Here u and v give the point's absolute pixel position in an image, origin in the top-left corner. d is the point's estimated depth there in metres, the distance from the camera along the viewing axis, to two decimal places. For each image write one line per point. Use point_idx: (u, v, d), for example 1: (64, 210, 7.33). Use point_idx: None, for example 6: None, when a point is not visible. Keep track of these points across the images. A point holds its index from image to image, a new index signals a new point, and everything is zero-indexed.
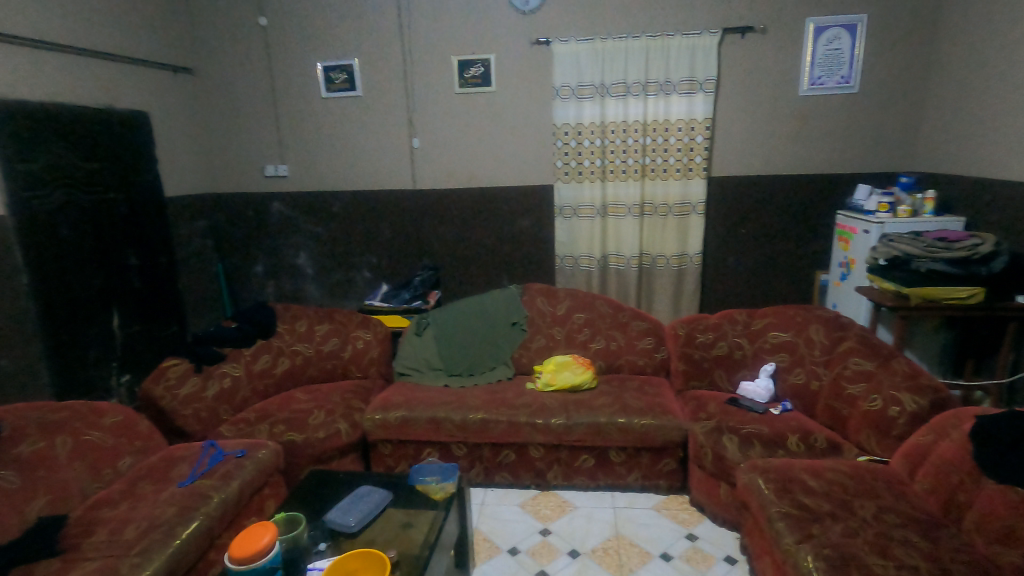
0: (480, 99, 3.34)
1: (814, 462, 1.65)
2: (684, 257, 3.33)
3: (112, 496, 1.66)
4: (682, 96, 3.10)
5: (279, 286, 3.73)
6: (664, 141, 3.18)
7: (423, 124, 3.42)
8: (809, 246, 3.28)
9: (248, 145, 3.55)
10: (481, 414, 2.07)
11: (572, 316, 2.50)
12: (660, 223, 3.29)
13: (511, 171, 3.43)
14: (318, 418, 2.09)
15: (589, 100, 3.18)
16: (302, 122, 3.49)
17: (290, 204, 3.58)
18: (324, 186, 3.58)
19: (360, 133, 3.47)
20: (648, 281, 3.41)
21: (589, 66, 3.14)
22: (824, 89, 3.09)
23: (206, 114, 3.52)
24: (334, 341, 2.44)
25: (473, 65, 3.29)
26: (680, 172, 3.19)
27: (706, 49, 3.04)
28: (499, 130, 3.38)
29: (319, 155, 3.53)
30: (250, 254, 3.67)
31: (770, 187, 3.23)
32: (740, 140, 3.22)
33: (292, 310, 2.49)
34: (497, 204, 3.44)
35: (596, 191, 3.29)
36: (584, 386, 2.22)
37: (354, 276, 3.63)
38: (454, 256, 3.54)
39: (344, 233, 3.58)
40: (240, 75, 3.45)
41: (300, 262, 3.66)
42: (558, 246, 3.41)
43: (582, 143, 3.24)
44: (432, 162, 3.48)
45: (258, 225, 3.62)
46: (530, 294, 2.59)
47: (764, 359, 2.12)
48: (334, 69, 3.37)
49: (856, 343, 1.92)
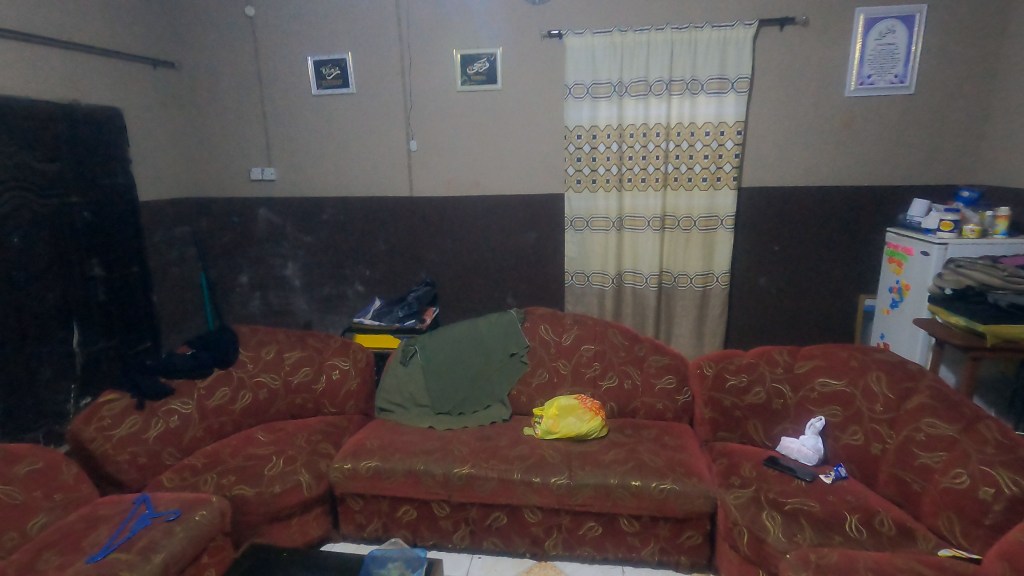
0: (484, 98, 3.02)
1: (884, 559, 1.28)
2: (709, 277, 2.97)
3: (7, 570, 1.35)
4: (711, 96, 2.76)
5: (265, 299, 3.45)
6: (689, 146, 2.83)
7: (421, 126, 3.11)
8: (852, 268, 2.91)
9: (233, 146, 3.27)
10: (467, 468, 1.74)
11: (579, 348, 2.16)
12: (683, 237, 2.94)
13: (517, 177, 3.10)
14: (276, 467, 1.78)
15: (606, 100, 2.85)
16: (291, 121, 3.19)
17: (277, 211, 3.29)
18: (315, 191, 3.30)
19: (354, 134, 3.18)
20: (668, 302, 3.06)
21: (606, 61, 2.80)
22: (874, 90, 2.72)
23: (188, 113, 3.25)
24: (306, 371, 2.12)
25: (477, 60, 2.97)
26: (707, 181, 2.85)
27: (739, 43, 2.69)
28: (505, 132, 3.05)
29: (309, 157, 3.24)
30: (235, 264, 3.40)
31: (808, 200, 2.87)
32: (775, 146, 2.86)
33: (260, 334, 2.18)
34: (502, 214, 3.12)
35: (612, 201, 2.95)
36: (591, 436, 1.87)
37: (345, 289, 3.34)
38: (454, 270, 3.23)
39: (335, 243, 3.29)
40: (225, 71, 3.17)
41: (288, 274, 3.37)
42: (568, 262, 3.07)
43: (597, 148, 2.91)
44: (431, 167, 3.17)
45: (243, 233, 3.35)
46: (532, 320, 2.26)
47: (810, 411, 1.75)
48: (326, 63, 3.08)
49: (928, 398, 1.54)
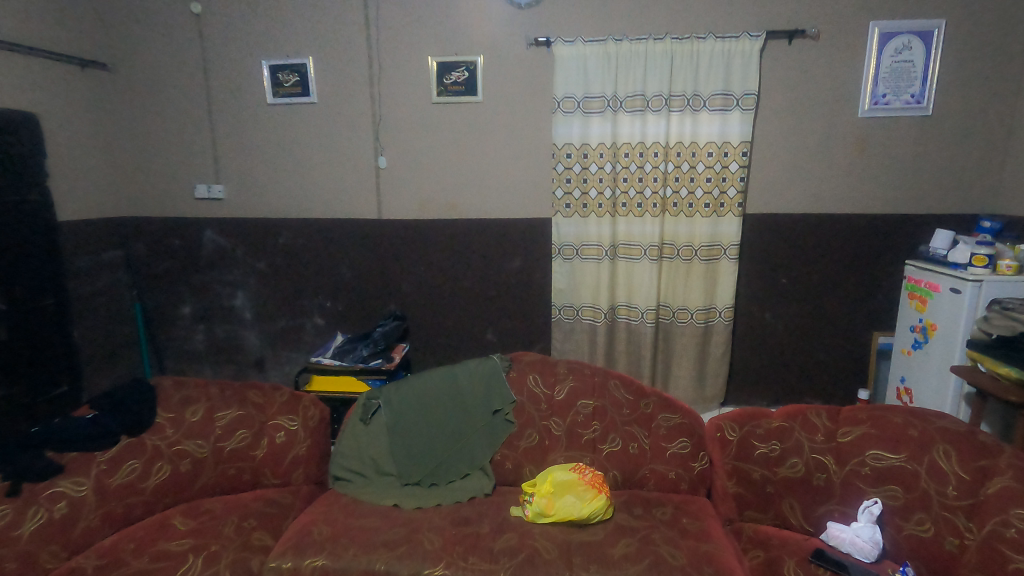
0: (463, 111, 2.71)
1: None
2: (712, 312, 2.69)
3: None
4: (714, 114, 2.50)
5: (210, 333, 3.04)
6: (689, 168, 2.57)
7: (392, 140, 2.77)
8: (864, 303, 2.66)
9: (175, 160, 2.88)
10: (440, 568, 1.37)
11: (575, 404, 1.83)
12: (683, 269, 2.65)
13: (499, 200, 2.78)
14: (192, 569, 1.38)
15: (599, 115, 2.57)
16: (243, 133, 2.82)
17: (225, 233, 2.90)
18: (270, 212, 2.92)
19: (314, 148, 2.82)
20: (665, 340, 2.76)
21: (599, 72, 2.53)
22: (889, 110, 2.50)
23: (122, 122, 2.85)
24: (243, 435, 1.74)
25: (455, 69, 2.66)
26: (709, 208, 2.57)
27: (745, 56, 2.45)
28: (486, 149, 2.74)
29: (264, 173, 2.86)
30: (176, 293, 2.99)
31: (819, 229, 2.61)
32: (782, 170, 2.61)
33: (186, 389, 1.78)
34: (481, 240, 2.79)
35: (604, 227, 2.65)
36: (595, 519, 1.52)
37: (303, 322, 2.97)
38: (428, 302, 2.88)
39: (293, 271, 2.91)
40: (166, 75, 2.78)
41: (238, 305, 2.99)
42: (556, 294, 2.76)
43: (588, 168, 2.62)
44: (402, 187, 2.82)
45: (186, 259, 2.95)
46: (519, 369, 1.92)
47: (859, 490, 1.43)
48: (283, 68, 2.73)
49: (1015, 481, 1.24)
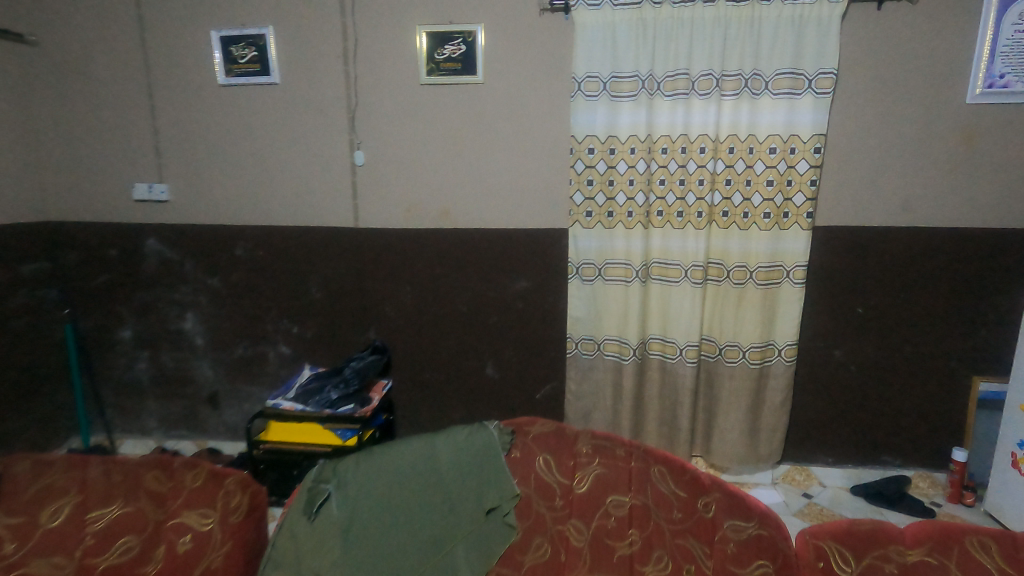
0: (460, 94, 2.17)
1: None
2: (769, 349, 2.14)
3: None
4: (778, 98, 1.95)
5: (156, 362, 2.53)
6: (745, 168, 2.02)
7: (372, 130, 2.24)
8: (961, 340, 2.11)
9: (109, 153, 2.36)
10: None
11: (604, 500, 1.29)
12: (734, 294, 2.11)
13: (504, 206, 2.24)
14: None
15: (630, 100, 2.03)
16: (191, 120, 2.30)
17: (171, 243, 2.39)
18: (223, 217, 2.39)
19: (276, 139, 2.29)
20: (708, 382, 2.22)
21: (631, 45, 1.99)
22: (1004, 95, 1.94)
23: (43, 107, 2.33)
24: (127, 543, 1.23)
25: (449, 40, 2.13)
26: (770, 218, 2.03)
27: (821, 24, 1.90)
28: (486, 142, 2.20)
29: (216, 171, 2.34)
30: (115, 314, 2.49)
31: (908, 246, 2.05)
32: (863, 171, 2.05)
33: (48, 477, 1.29)
34: (480, 255, 2.25)
35: (635, 242, 2.11)
36: None
37: (265, 350, 2.46)
38: (414, 330, 2.36)
39: (252, 289, 2.40)
40: (96, 49, 2.26)
41: (188, 329, 2.48)
42: (573, 324, 2.23)
43: (616, 167, 2.09)
44: (383, 188, 2.29)
45: (125, 273, 2.44)
46: (524, 447, 1.40)
47: None
48: (238, 41, 2.21)
49: None
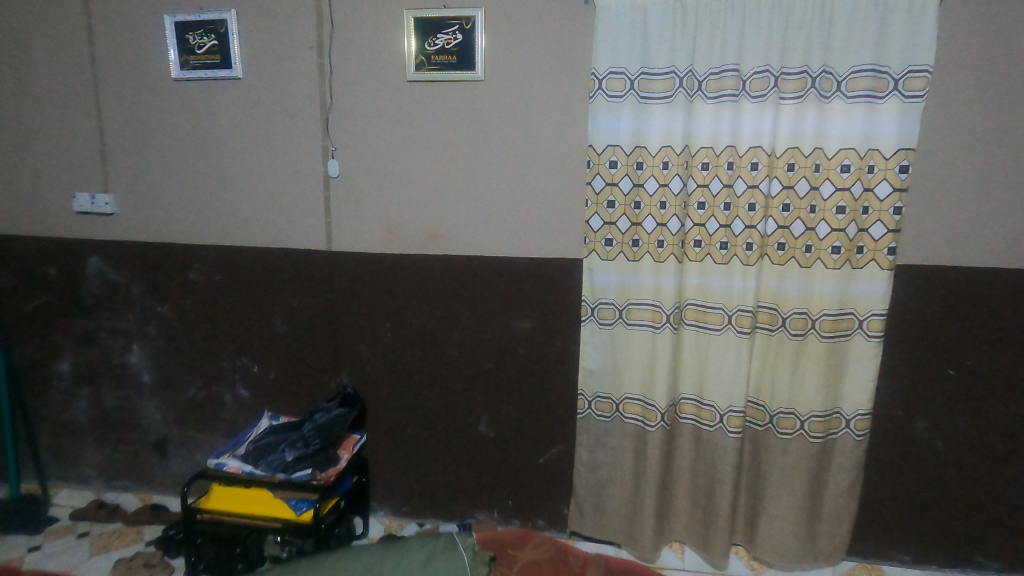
0: (455, 94, 1.80)
1: None
2: (833, 419, 1.70)
3: None
4: (854, 102, 1.53)
5: (97, 400, 2.17)
6: (808, 190, 1.60)
7: (349, 135, 1.87)
8: None
9: (48, 157, 2.03)
10: None
11: None
12: (791, 348, 1.67)
13: (505, 229, 1.84)
14: None
15: (663, 103, 1.63)
16: (141, 120, 1.96)
17: (116, 262, 2.04)
18: (176, 234, 2.03)
19: (238, 144, 1.93)
20: (754, 455, 1.78)
21: (666, 34, 1.59)
22: None
23: None
24: None
25: (442, 29, 1.76)
26: (840, 253, 1.60)
27: (912, 8, 1.48)
28: (486, 152, 1.81)
29: (169, 180, 2.00)
30: (51, 343, 2.14)
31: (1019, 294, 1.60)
32: (961, 197, 1.60)
33: None
34: (475, 288, 1.86)
35: (666, 278, 1.70)
36: None
37: (220, 391, 2.08)
38: (395, 375, 1.96)
39: (207, 319, 2.04)
40: (36, 35, 1.95)
41: (133, 363, 2.12)
42: (586, 377, 1.82)
43: (644, 185, 1.68)
44: (362, 204, 1.91)
45: (63, 296, 2.09)
46: None
47: None
48: (195, 27, 1.87)
49: None
